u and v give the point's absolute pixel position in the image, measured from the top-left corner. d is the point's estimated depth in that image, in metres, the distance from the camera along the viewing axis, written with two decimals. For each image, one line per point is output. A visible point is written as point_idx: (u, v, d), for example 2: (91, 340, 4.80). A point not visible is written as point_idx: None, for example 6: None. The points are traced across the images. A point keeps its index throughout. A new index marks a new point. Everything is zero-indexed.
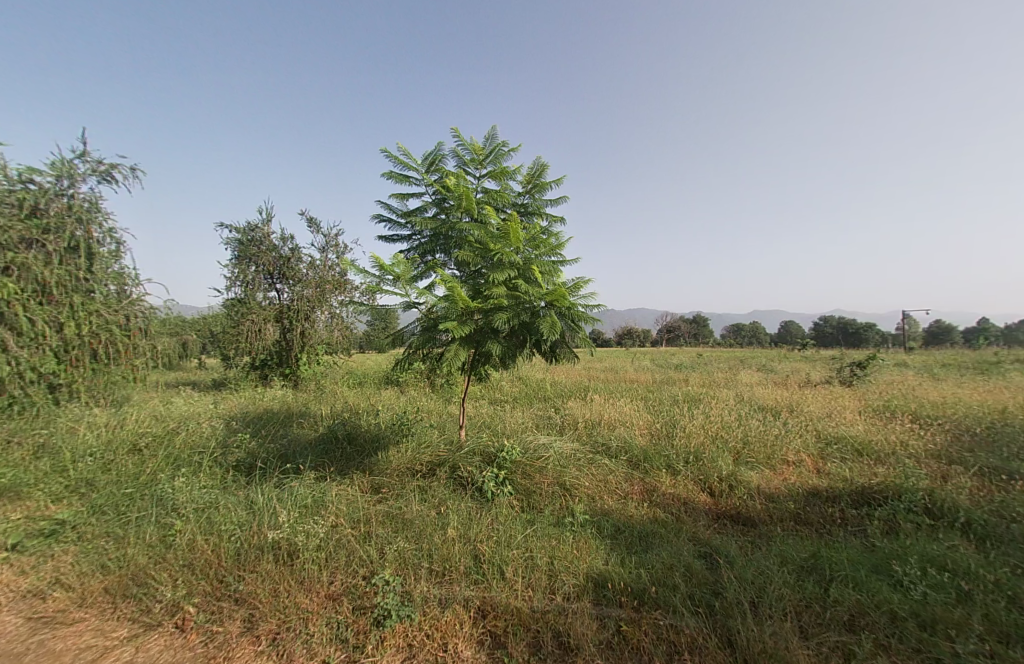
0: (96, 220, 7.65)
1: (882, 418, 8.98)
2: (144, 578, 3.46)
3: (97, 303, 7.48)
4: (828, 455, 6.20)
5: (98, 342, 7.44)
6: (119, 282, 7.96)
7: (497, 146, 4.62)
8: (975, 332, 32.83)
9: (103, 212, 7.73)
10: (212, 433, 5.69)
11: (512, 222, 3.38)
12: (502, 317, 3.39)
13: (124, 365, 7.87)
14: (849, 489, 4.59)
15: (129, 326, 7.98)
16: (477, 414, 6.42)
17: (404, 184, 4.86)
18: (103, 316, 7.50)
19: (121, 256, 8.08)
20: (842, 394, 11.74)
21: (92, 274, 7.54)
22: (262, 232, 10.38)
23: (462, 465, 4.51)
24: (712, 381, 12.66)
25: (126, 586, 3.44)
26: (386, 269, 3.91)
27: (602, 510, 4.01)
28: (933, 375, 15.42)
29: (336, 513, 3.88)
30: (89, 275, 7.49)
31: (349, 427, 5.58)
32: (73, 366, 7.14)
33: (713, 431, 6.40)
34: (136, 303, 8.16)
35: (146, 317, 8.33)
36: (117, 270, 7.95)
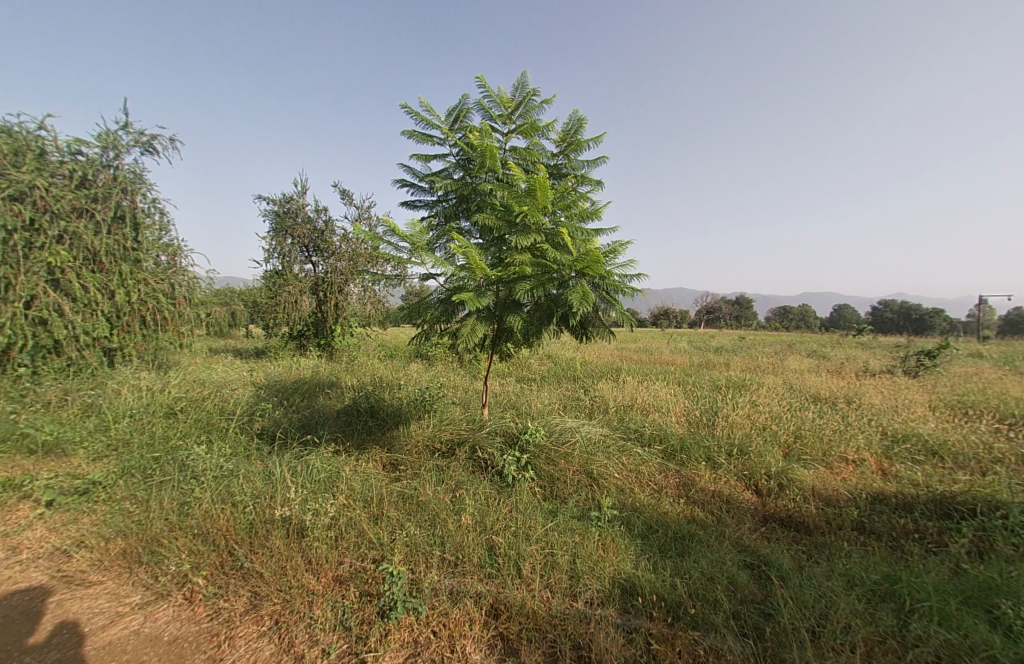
0: (140, 190, 7.70)
1: (956, 414, 8.07)
2: (157, 546, 3.26)
3: (145, 272, 7.61)
4: (894, 456, 5.54)
5: (146, 309, 7.61)
6: (165, 252, 8.08)
7: (529, 97, 4.13)
8: None
9: (147, 183, 7.77)
10: (240, 398, 5.65)
11: (539, 177, 2.93)
12: (525, 288, 2.97)
13: (170, 332, 8.05)
14: (925, 497, 4.17)
15: (175, 295, 8.11)
16: (503, 392, 6.13)
17: (427, 144, 4.48)
18: (150, 285, 7.64)
19: (167, 227, 8.18)
20: (908, 385, 10.69)
21: (139, 245, 7.66)
22: (297, 204, 10.34)
23: (483, 446, 4.22)
24: (756, 366, 11.83)
25: (141, 552, 3.24)
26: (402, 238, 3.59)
27: (632, 503, 3.62)
28: (1016, 368, 13.87)
29: (345, 491, 3.62)
30: (136, 245, 7.60)
31: (372, 400, 5.41)
32: (124, 332, 7.34)
33: (761, 421, 5.84)
34: (179, 273, 8.24)
35: (190, 286, 8.45)
36: (166, 242, 8.13)
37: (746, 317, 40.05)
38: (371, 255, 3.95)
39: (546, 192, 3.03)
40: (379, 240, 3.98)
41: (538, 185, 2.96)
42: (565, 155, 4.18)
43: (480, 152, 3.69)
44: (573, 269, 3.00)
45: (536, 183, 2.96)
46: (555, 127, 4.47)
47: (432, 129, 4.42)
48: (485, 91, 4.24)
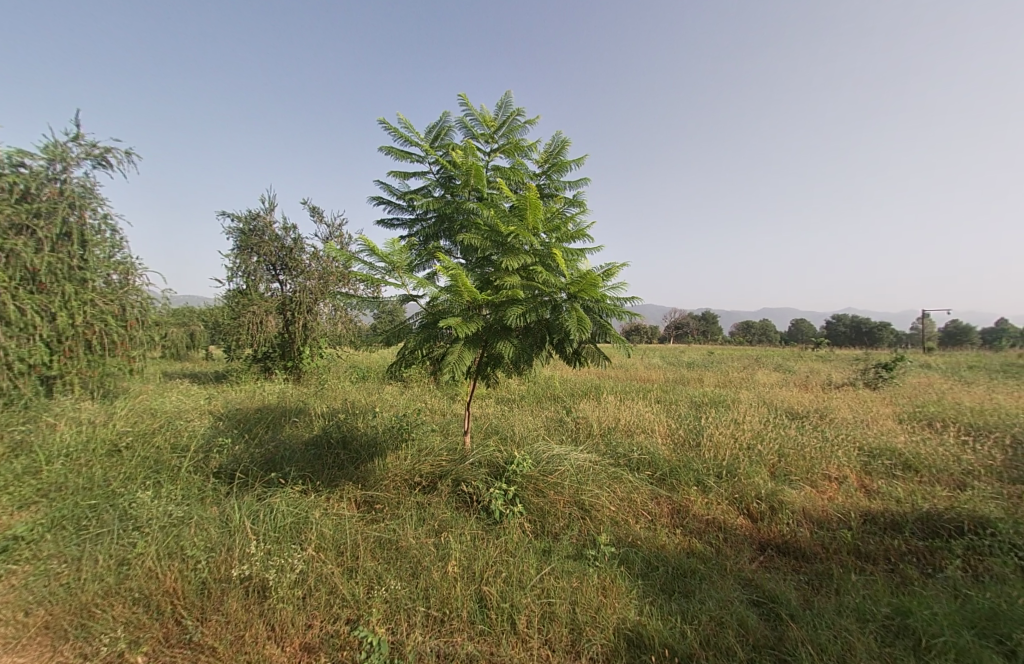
0: (89, 205, 7.13)
1: (920, 425, 8.36)
2: (88, 618, 2.79)
3: (92, 292, 6.99)
4: (873, 471, 5.59)
5: (92, 332, 6.97)
6: (116, 270, 7.48)
7: (513, 117, 4.03)
8: (995, 335, 31.87)
9: (97, 197, 7.21)
10: (197, 430, 5.16)
11: (530, 194, 2.77)
12: (517, 311, 2.76)
13: (120, 356, 7.42)
14: (913, 515, 4.15)
15: (126, 317, 7.48)
16: (484, 416, 5.88)
17: (405, 161, 4.31)
18: (98, 306, 7.02)
19: (119, 244, 7.60)
20: (871, 398, 11.07)
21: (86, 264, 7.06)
22: (263, 221, 9.90)
23: (467, 479, 3.94)
24: (729, 381, 12.01)
25: (67, 626, 2.76)
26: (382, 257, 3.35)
27: (628, 537, 3.43)
28: (964, 379, 14.67)
29: (311, 537, 3.25)
30: (83, 264, 6.98)
31: (344, 430, 5.05)
32: (65, 358, 6.69)
33: (744, 439, 5.80)
34: (131, 294, 7.64)
35: (143, 307, 7.82)
36: (119, 259, 7.54)
37: (712, 331, 41.17)
38: (347, 275, 3.69)
39: (536, 210, 2.88)
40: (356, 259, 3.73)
41: (529, 202, 2.80)
42: (549, 176, 4.07)
43: (464, 170, 3.53)
44: (567, 292, 2.84)
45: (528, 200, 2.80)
46: (537, 148, 4.38)
47: (411, 146, 4.25)
48: (467, 109, 4.11)
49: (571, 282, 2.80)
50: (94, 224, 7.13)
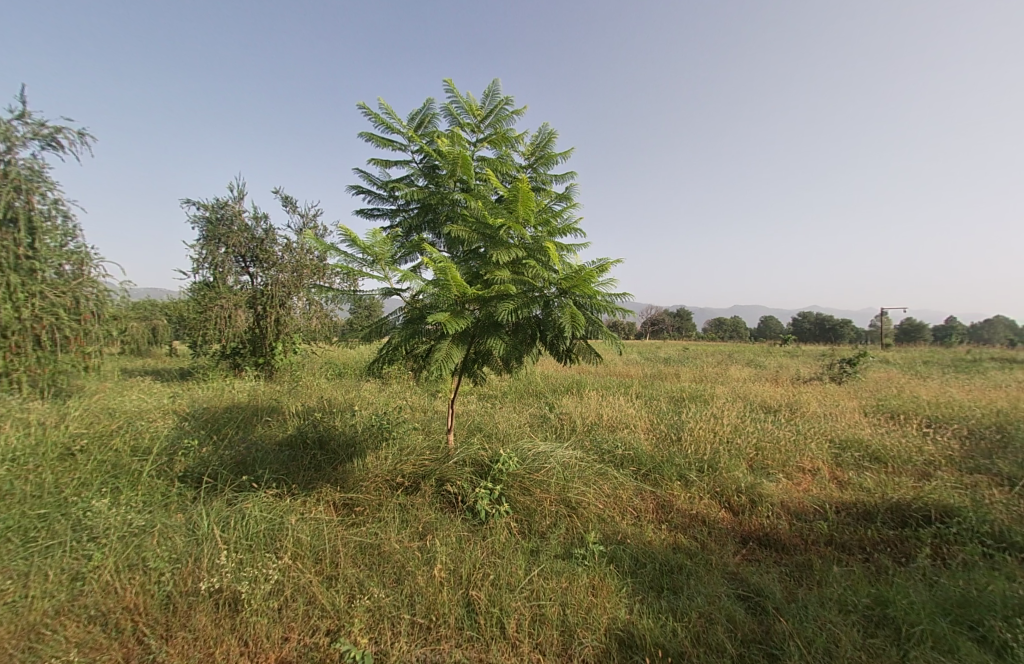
0: (38, 189, 6.63)
1: (884, 418, 8.71)
2: (37, 639, 2.55)
3: (41, 283, 6.53)
4: (844, 463, 5.78)
5: (42, 327, 6.53)
6: (70, 261, 7.00)
7: (500, 107, 3.93)
8: (947, 331, 33.66)
9: (46, 180, 6.72)
10: (160, 433, 4.88)
11: (522, 184, 2.69)
12: (508, 306, 2.68)
13: (73, 353, 6.98)
14: (884, 505, 4.30)
15: (80, 310, 7.02)
16: (466, 413, 5.79)
17: (387, 149, 4.17)
18: (48, 298, 6.56)
19: (72, 232, 7.13)
20: (837, 392, 11.50)
21: (35, 252, 6.58)
22: (232, 210, 9.49)
23: (451, 479, 3.86)
24: (704, 376, 12.25)
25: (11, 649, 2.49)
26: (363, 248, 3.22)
27: (615, 534, 3.42)
28: (920, 373, 15.42)
29: (287, 543, 3.11)
30: (31, 253, 6.52)
31: (321, 430, 4.88)
32: (10, 354, 6.35)
33: (723, 433, 5.91)
34: (86, 285, 7.18)
35: (100, 299, 7.36)
36: (72, 249, 7.08)
37: (686, 327, 42.00)
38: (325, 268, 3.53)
39: (528, 202, 2.81)
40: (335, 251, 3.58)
41: (521, 193, 2.73)
42: (536, 169, 4.00)
43: (451, 159, 3.42)
44: (559, 287, 2.79)
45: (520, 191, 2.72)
46: (523, 140, 4.30)
47: (394, 133, 4.10)
48: (453, 96, 3.99)
49: (564, 277, 2.73)
50: (43, 210, 6.65)
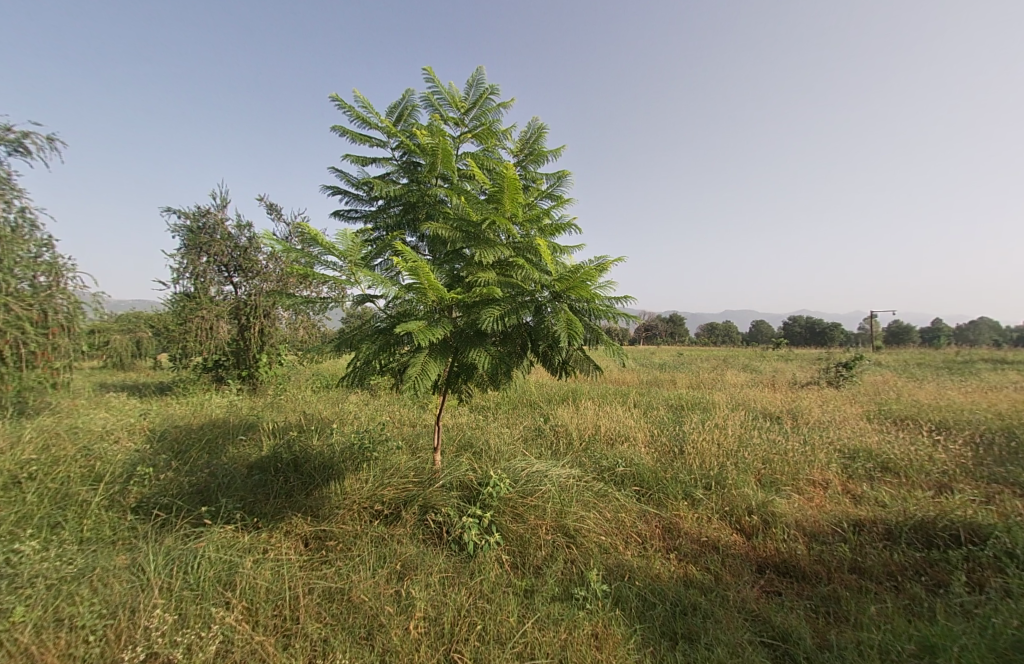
0: (1, 196, 6.12)
1: (889, 424, 8.46)
2: None
3: (6, 295, 6.04)
4: (856, 474, 5.48)
5: (6, 342, 6.07)
6: (43, 272, 6.60)
7: (486, 96, 3.59)
8: (936, 332, 33.80)
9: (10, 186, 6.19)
10: (121, 455, 4.46)
11: (508, 170, 2.34)
12: (493, 313, 2.32)
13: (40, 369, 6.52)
14: (908, 523, 3.97)
15: (47, 324, 6.59)
16: (457, 427, 5.43)
17: (364, 146, 3.80)
18: (14, 311, 6.11)
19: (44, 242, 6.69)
20: (838, 396, 11.26)
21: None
22: (214, 218, 9.10)
23: (436, 505, 3.48)
24: (701, 382, 11.94)
25: None
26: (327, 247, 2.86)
27: (618, 568, 3.06)
28: (917, 376, 15.27)
29: (241, 591, 2.72)
30: None
31: (298, 449, 4.47)
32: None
33: (729, 444, 5.59)
34: (58, 297, 6.76)
35: (71, 312, 6.92)
36: (48, 260, 6.68)
37: (679, 332, 41.79)
38: (306, 276, 3.22)
39: (515, 192, 2.46)
40: (312, 258, 3.25)
41: (507, 181, 2.38)
42: (525, 165, 3.65)
43: (431, 149, 3.05)
44: (552, 290, 2.43)
45: (505, 178, 2.36)
46: (511, 136, 3.96)
47: (371, 127, 3.74)
48: (435, 85, 3.63)
49: (557, 278, 2.38)
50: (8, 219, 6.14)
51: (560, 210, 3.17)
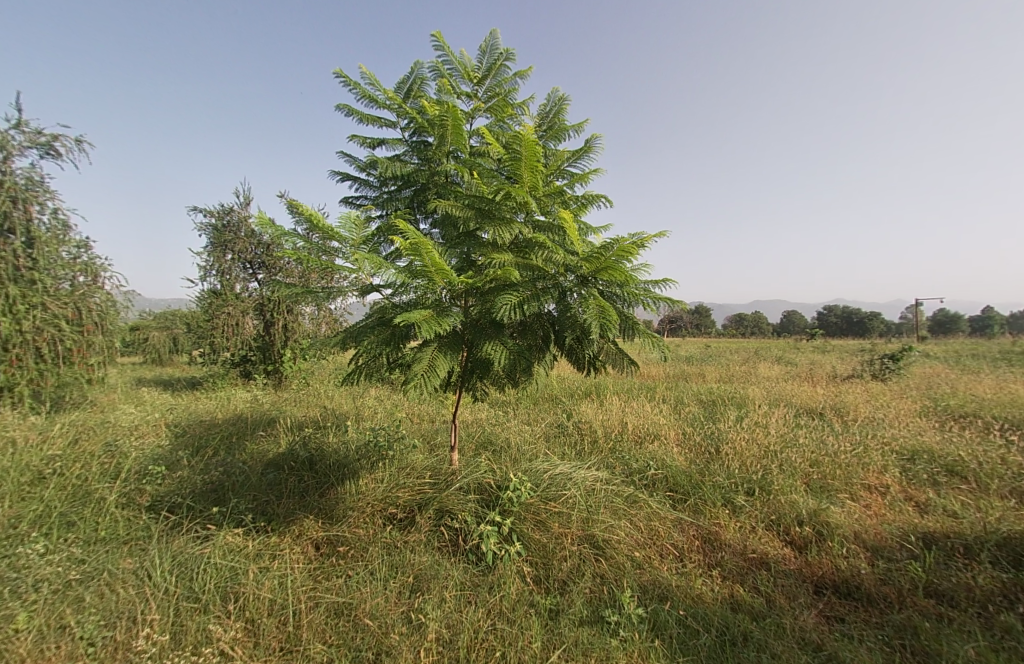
0: (37, 198, 6.14)
1: (943, 420, 7.81)
2: None
3: (41, 295, 6.09)
4: (913, 477, 4.99)
5: (43, 340, 6.14)
6: (82, 272, 6.67)
7: (500, 65, 3.26)
8: (987, 320, 31.71)
9: (45, 189, 6.19)
10: (141, 451, 4.36)
11: (525, 133, 2.02)
12: (510, 300, 2.01)
13: (77, 366, 6.60)
14: (989, 540, 3.51)
15: (82, 321, 6.64)
16: (477, 424, 5.19)
17: (372, 125, 3.51)
18: (49, 310, 6.16)
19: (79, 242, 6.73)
20: (883, 390, 10.55)
21: (35, 267, 6.08)
22: (238, 216, 9.11)
23: (452, 509, 3.23)
24: (733, 376, 11.33)
25: None
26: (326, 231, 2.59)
27: (655, 587, 2.76)
28: (968, 368, 14.25)
29: (242, 605, 2.54)
30: (31, 267, 6.04)
31: (315, 447, 4.31)
32: (12, 368, 5.91)
33: (770, 443, 5.16)
34: (92, 295, 6.80)
35: (104, 309, 6.98)
36: (84, 260, 6.74)
37: (707, 323, 40.56)
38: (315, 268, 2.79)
39: (533, 160, 2.14)
40: (328, 251, 2.82)
41: (524, 147, 2.05)
42: (546, 139, 3.27)
43: (442, 119, 2.74)
44: (580, 272, 2.11)
45: (523, 141, 2.03)
46: (529, 109, 3.61)
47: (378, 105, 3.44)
48: (445, 54, 3.32)
49: (586, 258, 2.05)
50: (43, 221, 6.17)
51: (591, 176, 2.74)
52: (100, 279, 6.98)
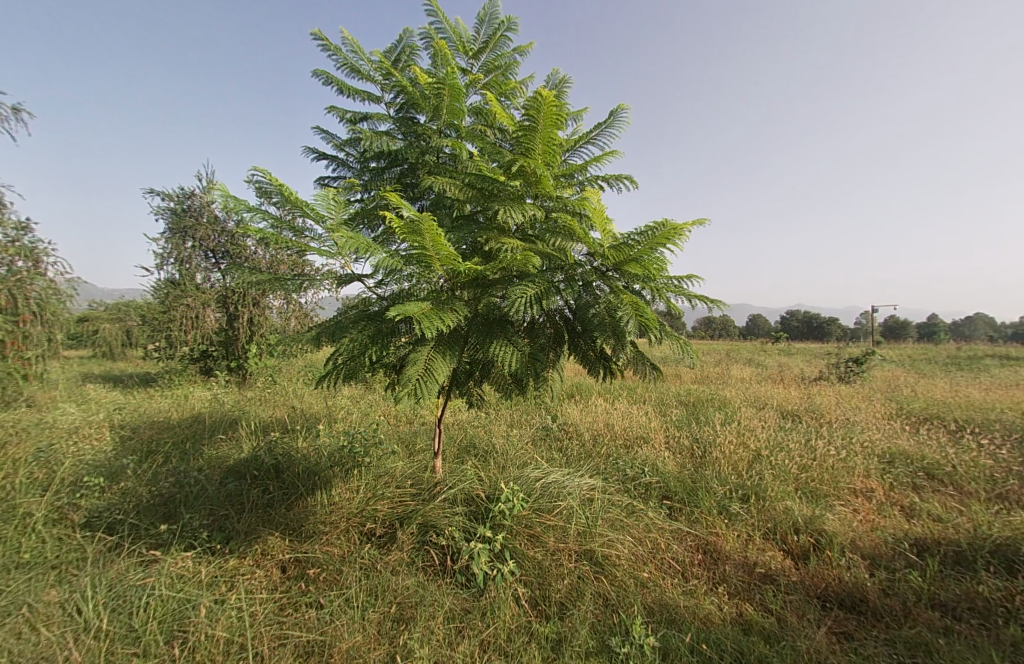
0: None
1: (911, 423, 8.00)
2: None
3: None
4: (895, 480, 5.00)
5: None
6: (21, 255, 5.97)
7: (500, 36, 2.96)
8: (933, 326, 33.56)
9: None
10: (78, 457, 3.85)
11: (546, 96, 1.74)
12: (525, 292, 1.74)
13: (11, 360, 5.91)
14: (981, 547, 3.48)
15: (18, 310, 5.95)
16: (459, 426, 4.88)
17: (352, 97, 3.15)
18: None
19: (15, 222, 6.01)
20: (852, 393, 10.80)
21: None
22: (200, 200, 8.46)
23: (437, 524, 2.92)
24: (709, 377, 11.40)
25: None
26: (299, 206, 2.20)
27: (660, 610, 2.56)
28: (926, 372, 14.84)
29: (192, 647, 2.18)
30: None
31: (282, 452, 3.91)
32: None
33: (757, 446, 5.08)
34: (31, 282, 6.11)
35: (43, 296, 6.28)
36: (22, 243, 6.05)
37: None
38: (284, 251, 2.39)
39: (549, 132, 1.88)
40: (299, 232, 2.42)
41: (543, 113, 1.78)
42: None
43: (437, 85, 2.43)
44: (605, 264, 1.85)
45: (540, 104, 1.76)
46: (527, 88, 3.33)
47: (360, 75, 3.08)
48: (438, 20, 2.99)
49: (611, 247, 1.80)
50: None
51: (612, 156, 2.42)
52: (40, 264, 6.29)
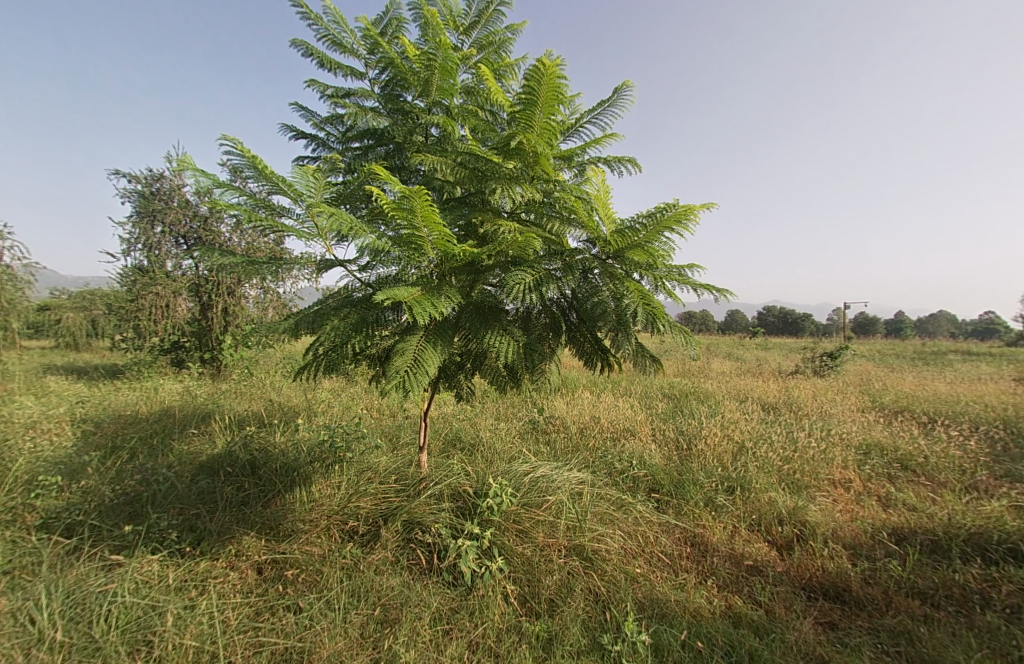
0: None
1: (885, 415, 8.20)
2: None
3: None
4: (873, 471, 5.10)
5: None
6: None
7: (493, 12, 2.82)
8: (901, 322, 34.77)
9: None
10: (34, 455, 3.60)
11: (547, 68, 1.65)
12: (524, 278, 1.64)
13: None
14: (956, 536, 3.56)
15: None
16: (443, 419, 4.76)
17: (335, 71, 2.96)
18: None
19: None
20: (828, 386, 11.03)
21: None
22: (170, 183, 8.03)
23: (422, 521, 2.82)
24: (691, 370, 11.50)
25: None
26: (274, 177, 2.03)
27: (650, 606, 2.52)
28: (896, 366, 15.30)
29: (157, 658, 2.04)
30: None
31: (258, 447, 3.74)
32: None
33: (742, 439, 5.10)
34: None
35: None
36: None
37: None
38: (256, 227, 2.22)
39: (549, 108, 1.77)
40: (275, 208, 2.24)
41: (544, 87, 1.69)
42: None
43: (426, 57, 2.29)
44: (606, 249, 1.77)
45: (541, 75, 1.65)
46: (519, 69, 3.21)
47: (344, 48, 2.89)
48: None
49: (613, 232, 1.72)
50: None
51: (613, 140, 2.33)
52: None
